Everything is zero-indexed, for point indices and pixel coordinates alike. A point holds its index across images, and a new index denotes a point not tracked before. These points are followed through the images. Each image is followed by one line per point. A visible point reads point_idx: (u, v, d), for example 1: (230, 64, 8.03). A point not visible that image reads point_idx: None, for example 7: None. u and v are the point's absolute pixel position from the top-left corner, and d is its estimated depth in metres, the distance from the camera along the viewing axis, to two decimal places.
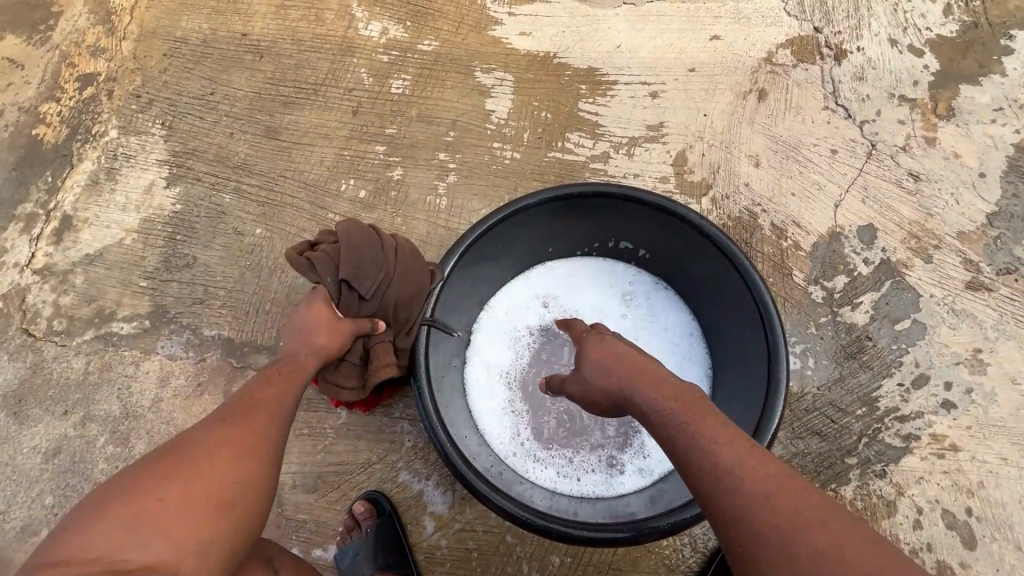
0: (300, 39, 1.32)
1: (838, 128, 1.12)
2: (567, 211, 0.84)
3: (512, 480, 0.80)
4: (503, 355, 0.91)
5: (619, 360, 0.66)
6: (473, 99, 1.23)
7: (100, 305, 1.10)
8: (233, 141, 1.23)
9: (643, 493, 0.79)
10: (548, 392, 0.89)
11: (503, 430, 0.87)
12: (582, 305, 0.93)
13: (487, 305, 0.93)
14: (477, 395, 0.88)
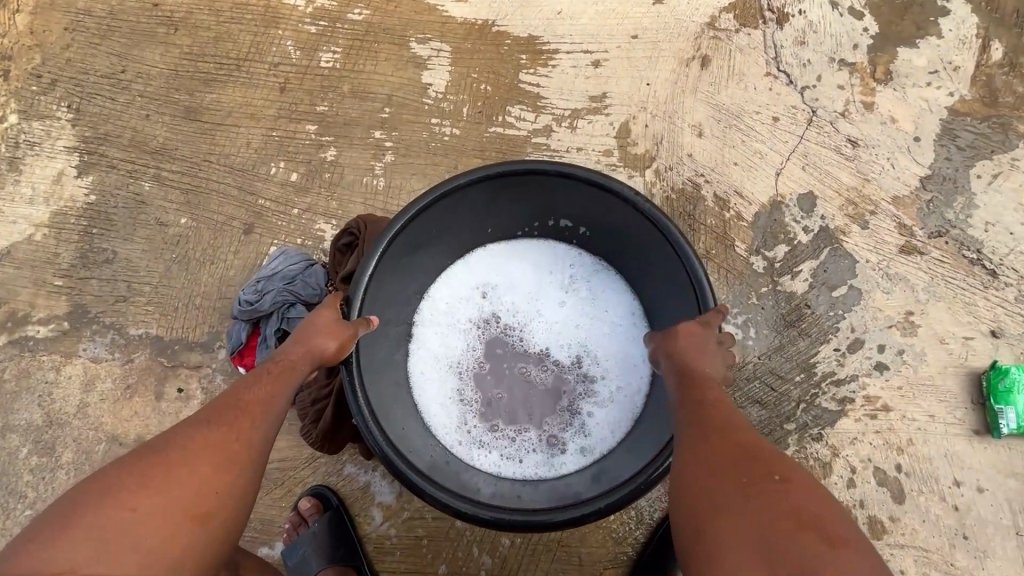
0: (218, 8, 1.22)
1: (780, 95, 1.11)
2: (502, 191, 0.81)
3: (454, 467, 0.79)
4: (445, 343, 0.89)
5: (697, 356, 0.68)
6: (409, 72, 1.17)
7: (12, 307, 1.02)
8: (149, 124, 1.14)
9: (585, 472, 0.79)
10: (492, 378, 0.88)
11: (447, 418, 0.85)
12: (525, 287, 0.92)
13: (427, 292, 0.90)
14: (420, 386, 0.87)
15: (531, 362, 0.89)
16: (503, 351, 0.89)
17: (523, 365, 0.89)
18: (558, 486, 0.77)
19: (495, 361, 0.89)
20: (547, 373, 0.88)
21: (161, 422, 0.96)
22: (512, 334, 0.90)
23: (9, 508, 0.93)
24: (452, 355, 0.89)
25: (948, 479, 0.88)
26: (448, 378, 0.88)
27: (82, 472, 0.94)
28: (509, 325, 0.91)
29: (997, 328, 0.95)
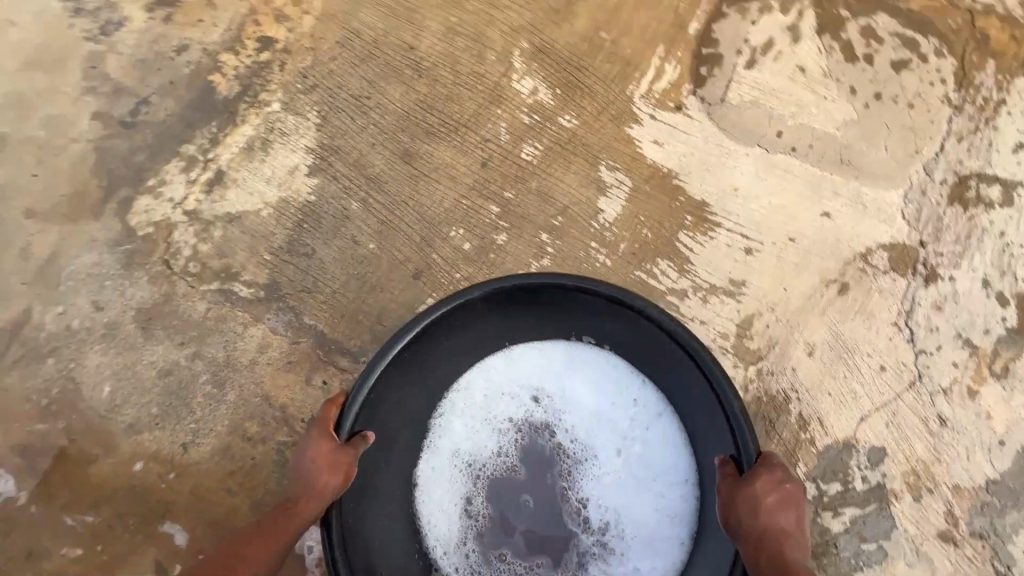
0: (458, 70, 1.45)
1: (897, 348, 1.22)
2: (533, 296, 1.11)
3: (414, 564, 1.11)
4: (468, 446, 1.17)
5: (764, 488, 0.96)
6: (589, 191, 1.35)
7: (229, 262, 1.30)
8: (372, 152, 1.38)
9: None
10: (499, 487, 1.17)
11: (453, 509, 1.14)
12: (555, 416, 1.18)
13: (461, 390, 1.17)
14: (433, 478, 1.15)
15: (536, 479, 1.17)
16: (528, 458, 1.17)
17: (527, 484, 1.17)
18: None
19: (506, 471, 1.17)
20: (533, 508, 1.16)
21: (304, 400, 1.23)
22: (525, 457, 1.17)
23: (179, 416, 1.22)
24: (467, 454, 1.17)
25: None
26: (456, 480, 1.16)
27: (237, 412, 1.22)
28: (536, 438, 1.18)
29: None
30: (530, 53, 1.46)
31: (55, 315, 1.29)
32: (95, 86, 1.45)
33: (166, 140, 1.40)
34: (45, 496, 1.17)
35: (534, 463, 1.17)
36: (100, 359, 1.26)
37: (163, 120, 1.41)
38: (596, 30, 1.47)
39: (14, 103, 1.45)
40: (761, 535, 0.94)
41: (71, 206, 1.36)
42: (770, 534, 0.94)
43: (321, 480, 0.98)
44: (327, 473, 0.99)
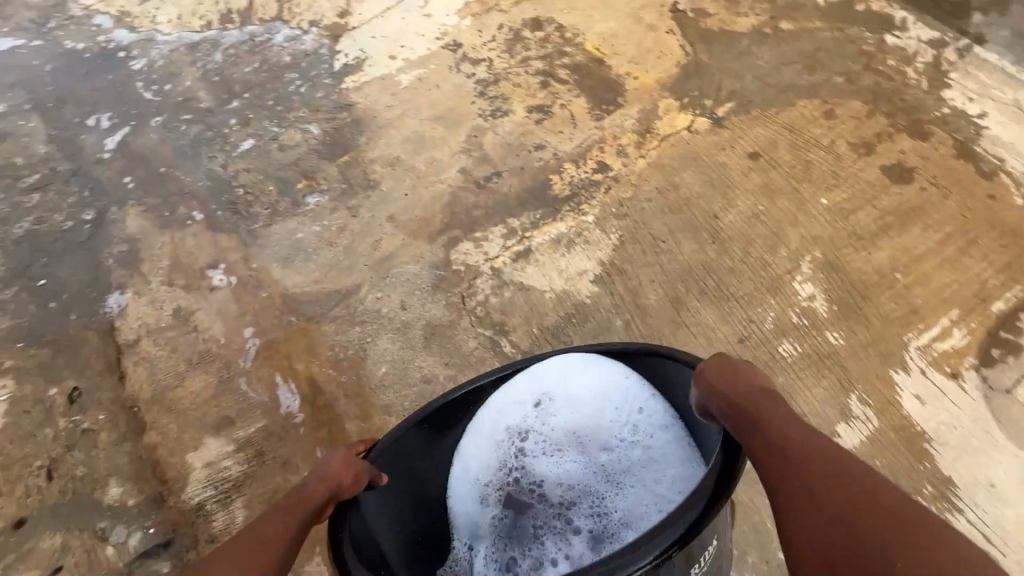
0: (749, 251, 1.63)
1: None
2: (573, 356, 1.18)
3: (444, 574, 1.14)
4: (485, 458, 1.21)
5: (745, 396, 0.91)
6: (833, 411, 1.41)
7: (506, 321, 1.60)
8: (649, 288, 1.60)
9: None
10: (506, 508, 1.17)
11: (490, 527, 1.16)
12: (546, 422, 1.21)
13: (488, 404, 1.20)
14: (456, 499, 1.19)
15: (537, 482, 1.18)
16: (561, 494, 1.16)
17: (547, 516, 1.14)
18: None
19: (517, 490, 1.19)
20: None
21: None
22: (546, 499, 1.16)
23: None
24: (497, 474, 1.20)
25: None
26: (479, 497, 1.19)
27: None
28: (529, 443, 1.21)
29: None
30: (819, 263, 1.59)
31: (373, 297, 1.69)
32: (470, 149, 1.92)
33: (500, 208, 1.78)
34: (312, 426, 1.52)
35: (541, 480, 1.18)
36: (388, 345, 1.61)
37: (505, 193, 1.81)
38: (892, 269, 1.57)
39: (414, 140, 1.97)
40: (747, 420, 0.88)
41: (418, 226, 1.79)
42: (814, 458, 0.81)
43: (342, 481, 0.94)
44: (346, 478, 0.94)
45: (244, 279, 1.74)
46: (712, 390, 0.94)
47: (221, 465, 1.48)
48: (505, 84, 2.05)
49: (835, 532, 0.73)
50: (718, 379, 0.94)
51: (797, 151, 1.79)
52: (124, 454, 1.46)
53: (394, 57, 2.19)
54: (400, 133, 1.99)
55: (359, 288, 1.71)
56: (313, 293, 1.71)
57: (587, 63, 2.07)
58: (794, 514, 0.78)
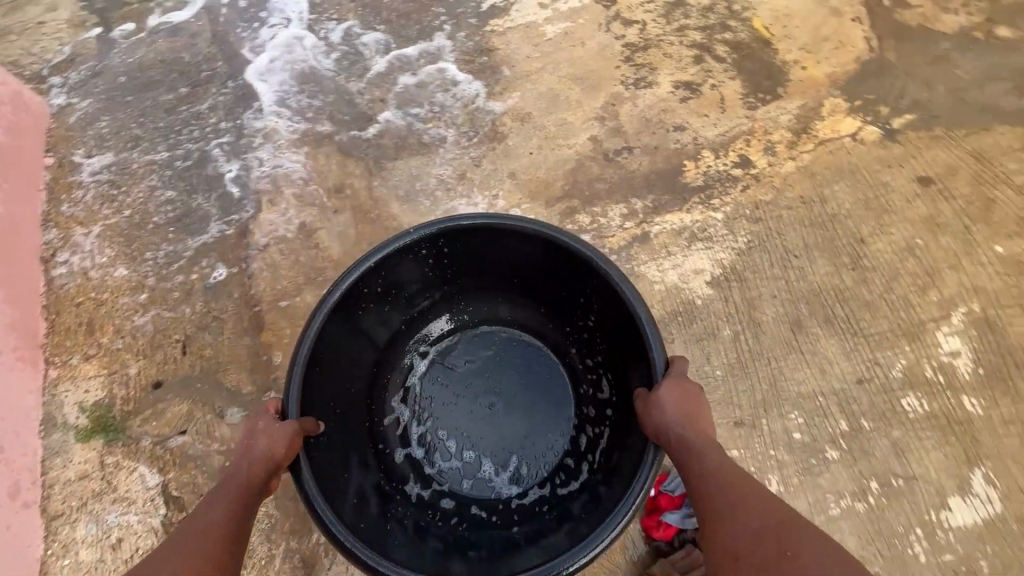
0: (891, 288, 1.47)
1: None
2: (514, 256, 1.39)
3: (358, 479, 1.32)
4: (469, 387, 1.54)
5: (678, 420, 1.05)
6: (950, 482, 1.27)
7: None
8: (769, 302, 1.49)
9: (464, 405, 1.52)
10: (477, 380, 1.55)
11: (449, 387, 1.54)
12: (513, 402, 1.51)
13: (484, 376, 1.54)
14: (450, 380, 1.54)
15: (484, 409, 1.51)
16: (519, 369, 1.55)
17: (477, 407, 1.51)
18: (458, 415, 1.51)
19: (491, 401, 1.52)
20: (506, 500, 1.41)
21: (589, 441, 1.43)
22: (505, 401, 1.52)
23: None
24: (462, 373, 1.55)
25: None
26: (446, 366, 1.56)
27: None
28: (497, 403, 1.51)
29: None
30: (976, 320, 1.41)
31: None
32: (605, 118, 1.83)
33: (624, 186, 1.71)
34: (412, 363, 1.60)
35: (490, 407, 1.51)
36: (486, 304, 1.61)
37: (633, 171, 1.72)
38: None
39: (548, 97, 1.90)
40: (678, 451, 1.02)
41: (537, 187, 1.76)
42: (722, 479, 0.94)
43: (274, 453, 1.05)
44: (283, 451, 1.06)
45: (305, 175, 1.86)
46: (665, 428, 1.05)
47: None
48: (655, 53, 1.91)
49: (738, 537, 0.84)
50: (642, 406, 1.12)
51: (979, 185, 1.55)
52: (244, 345, 1.63)
53: (543, 5, 2.06)
54: (536, 88, 1.92)
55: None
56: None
57: (752, 43, 1.87)
58: (721, 546, 0.85)
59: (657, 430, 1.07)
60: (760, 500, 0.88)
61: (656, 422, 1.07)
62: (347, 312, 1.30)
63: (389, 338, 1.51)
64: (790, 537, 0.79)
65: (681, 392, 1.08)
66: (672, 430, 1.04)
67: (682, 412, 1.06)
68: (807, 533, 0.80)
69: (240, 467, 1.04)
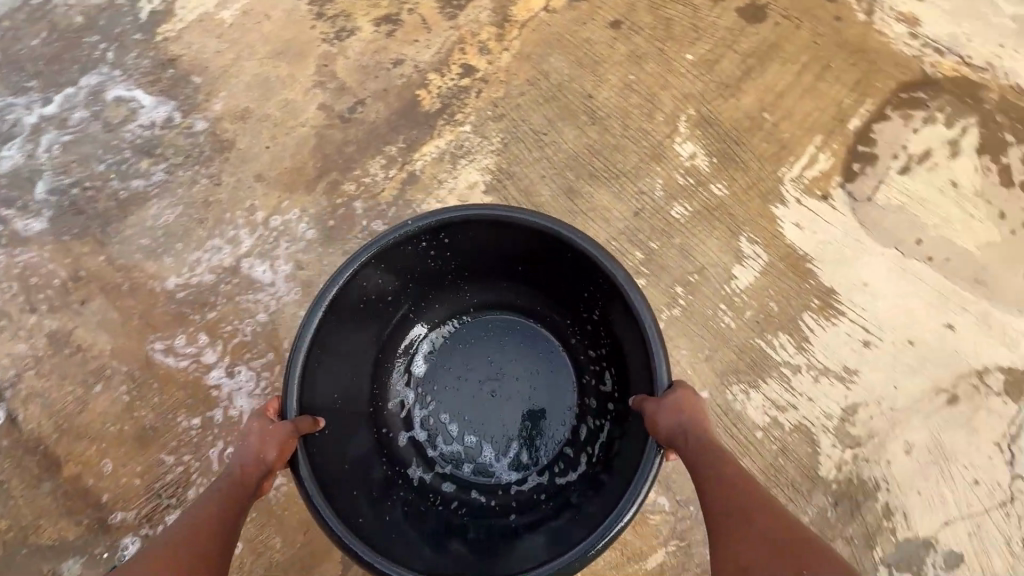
0: (627, 125, 1.63)
1: (995, 467, 1.30)
2: (499, 242, 1.30)
3: (365, 467, 1.28)
4: (473, 375, 1.45)
5: (682, 420, 1.00)
6: (727, 257, 1.49)
7: None
8: (541, 183, 1.59)
9: (468, 391, 1.44)
10: (473, 365, 1.46)
11: (451, 371, 1.46)
12: (511, 390, 1.44)
13: (495, 359, 1.46)
14: (460, 372, 1.46)
15: (480, 387, 1.44)
16: (518, 346, 1.47)
17: (480, 390, 1.44)
18: (462, 407, 1.43)
19: (501, 394, 1.44)
20: (506, 485, 1.38)
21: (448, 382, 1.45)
22: (506, 390, 1.43)
23: None
24: (446, 361, 1.47)
25: None
26: (441, 368, 1.47)
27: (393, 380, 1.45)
28: (499, 390, 1.44)
29: None
30: (697, 122, 1.62)
31: (246, 291, 1.55)
32: (325, 82, 1.74)
33: (372, 139, 1.67)
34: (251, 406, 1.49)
35: (499, 398, 1.43)
36: (295, 312, 1.53)
37: (374, 121, 1.69)
38: (761, 110, 1.62)
39: (258, 84, 1.75)
40: (683, 450, 0.99)
41: (290, 178, 1.66)
42: (724, 481, 0.92)
43: (268, 457, 1.02)
44: (275, 454, 1.03)
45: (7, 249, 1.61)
46: (665, 422, 1.01)
47: (157, 473, 1.43)
48: None
49: (754, 541, 0.81)
50: (655, 408, 1.04)
51: (657, 10, 1.73)
52: (50, 491, 1.42)
53: None
54: (242, 80, 1.76)
55: (230, 281, 1.56)
56: (186, 295, 1.56)
57: None
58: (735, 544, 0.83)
59: (657, 422, 1.02)
60: (776, 510, 0.86)
61: (659, 415, 1.02)
62: (345, 314, 1.24)
63: (396, 325, 1.42)
64: (805, 551, 0.77)
65: (692, 403, 1.03)
66: (672, 426, 1.00)
67: (685, 413, 1.02)
68: (817, 544, 0.78)
69: (235, 468, 1.03)
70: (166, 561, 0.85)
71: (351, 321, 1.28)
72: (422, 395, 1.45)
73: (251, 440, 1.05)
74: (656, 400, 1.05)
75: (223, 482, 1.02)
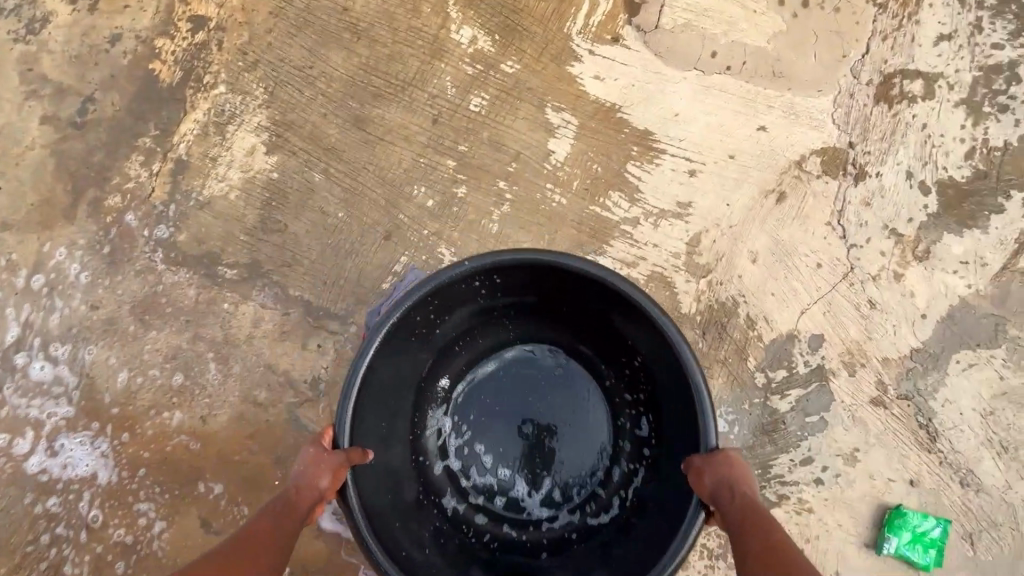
0: (395, 27, 1.45)
1: (831, 245, 1.35)
2: (547, 280, 1.12)
3: (396, 486, 1.13)
4: (520, 422, 1.28)
5: (734, 482, 0.92)
6: (539, 135, 1.40)
7: (208, 248, 1.37)
8: (326, 123, 1.42)
9: (513, 441, 1.27)
10: (510, 405, 1.28)
11: (487, 404, 1.28)
12: (557, 442, 1.27)
13: (531, 387, 1.29)
14: (495, 421, 1.28)
15: (544, 445, 1.27)
16: (553, 379, 1.29)
17: (516, 425, 1.27)
18: (499, 451, 1.27)
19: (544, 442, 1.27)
20: (537, 522, 1.23)
21: (302, 364, 1.33)
22: (560, 445, 1.27)
23: (194, 393, 1.32)
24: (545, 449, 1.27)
25: (832, 569, 1.22)
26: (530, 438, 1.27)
27: (244, 384, 1.33)
28: (538, 434, 1.27)
29: (916, 479, 1.25)
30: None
31: (27, 396, 1.32)
32: (35, 88, 1.44)
33: (119, 137, 1.42)
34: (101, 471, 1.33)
35: (523, 429, 1.27)
36: (106, 357, 1.34)
37: (114, 115, 1.43)
38: None
39: None
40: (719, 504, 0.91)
41: (41, 212, 1.40)
42: (775, 538, 0.84)
43: (320, 486, 0.93)
44: (327, 481, 0.93)
45: None
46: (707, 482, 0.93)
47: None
48: None
49: None
50: (714, 479, 0.93)
51: None
52: None
53: None
54: None
55: (8, 385, 1.32)
56: None
57: None
58: None
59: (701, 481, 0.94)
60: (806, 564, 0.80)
61: (703, 476, 0.94)
62: (396, 351, 1.09)
63: (434, 356, 1.21)
64: None
65: (743, 467, 0.94)
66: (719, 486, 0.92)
67: (735, 475, 0.93)
68: None
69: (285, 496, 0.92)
70: None
71: (390, 358, 1.09)
72: (439, 426, 1.26)
73: (306, 468, 0.94)
74: (702, 461, 0.95)
75: (273, 508, 0.91)
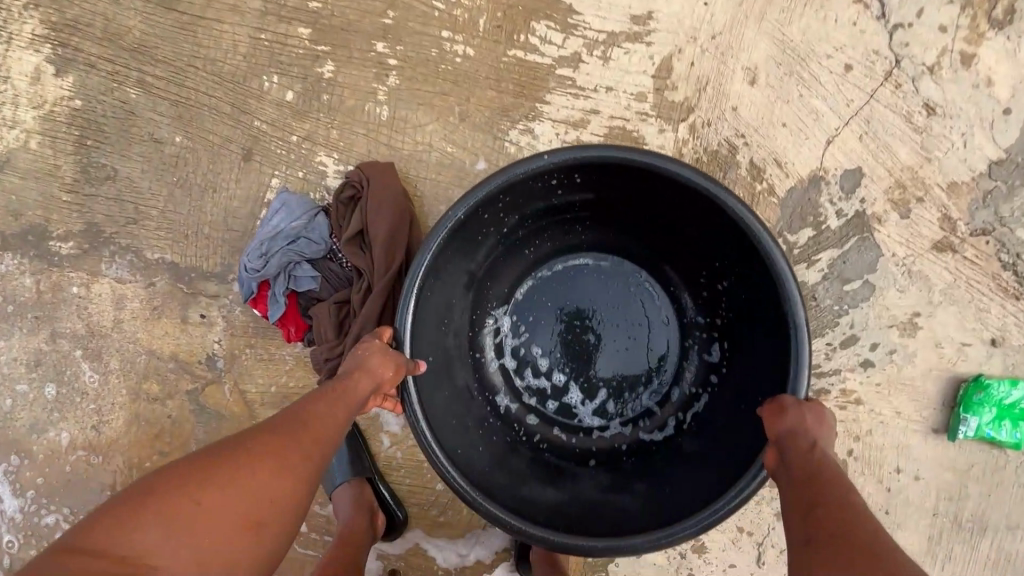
0: None
1: (864, 34, 0.92)
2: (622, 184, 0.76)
3: (447, 373, 0.82)
4: (597, 314, 0.93)
5: (814, 429, 0.64)
6: None
7: (28, 220, 1.05)
8: (122, 11, 1.01)
9: (579, 337, 0.94)
10: (594, 298, 0.93)
11: (564, 293, 0.93)
12: (622, 348, 0.93)
13: (611, 270, 0.93)
14: (575, 315, 0.94)
15: (619, 340, 0.93)
16: (640, 278, 0.93)
17: (584, 312, 0.93)
18: (565, 346, 0.93)
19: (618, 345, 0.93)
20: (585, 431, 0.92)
21: (190, 342, 1.05)
22: (634, 350, 0.93)
23: (75, 401, 1.07)
24: (631, 347, 0.93)
25: (892, 466, 0.96)
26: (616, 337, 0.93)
27: (130, 379, 1.07)
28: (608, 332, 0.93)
29: (1000, 337, 0.93)
30: None
31: None
32: None
33: None
34: None
35: (599, 325, 0.93)
36: None
37: None
38: None
39: None
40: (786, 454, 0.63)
41: None
42: (854, 508, 0.55)
43: (382, 381, 0.70)
44: (392, 375, 0.70)
45: None
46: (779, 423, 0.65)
47: None
48: None
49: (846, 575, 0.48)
50: (798, 421, 0.64)
51: None
52: None
53: None
54: None
55: None
56: None
57: None
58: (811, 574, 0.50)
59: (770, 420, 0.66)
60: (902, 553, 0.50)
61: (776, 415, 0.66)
62: (465, 239, 0.76)
63: (501, 245, 0.85)
64: None
65: (829, 421, 0.65)
66: (792, 428, 0.64)
67: (818, 426, 0.64)
68: None
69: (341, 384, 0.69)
70: (226, 501, 0.54)
71: (448, 248, 0.75)
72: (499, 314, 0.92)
73: (369, 359, 0.71)
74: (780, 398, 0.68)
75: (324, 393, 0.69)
